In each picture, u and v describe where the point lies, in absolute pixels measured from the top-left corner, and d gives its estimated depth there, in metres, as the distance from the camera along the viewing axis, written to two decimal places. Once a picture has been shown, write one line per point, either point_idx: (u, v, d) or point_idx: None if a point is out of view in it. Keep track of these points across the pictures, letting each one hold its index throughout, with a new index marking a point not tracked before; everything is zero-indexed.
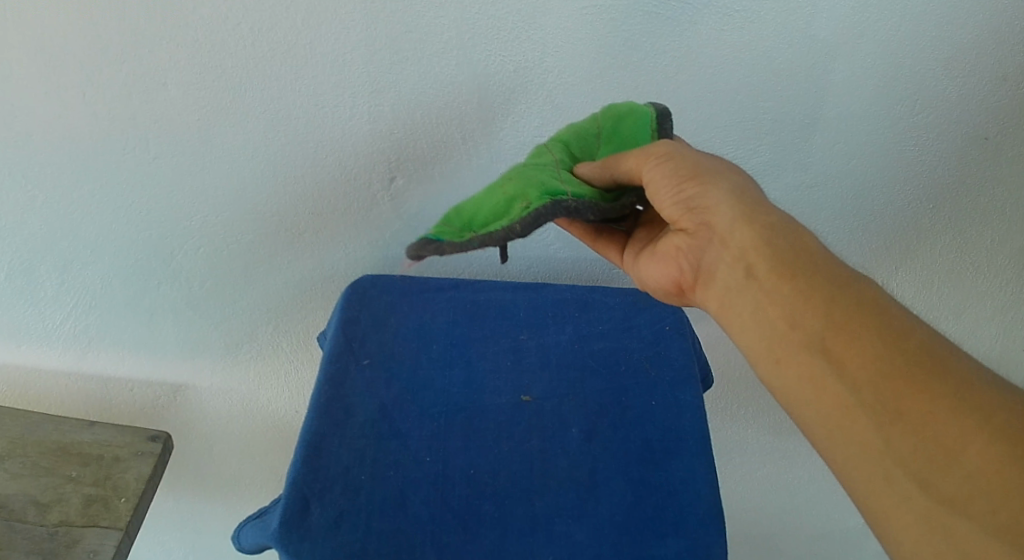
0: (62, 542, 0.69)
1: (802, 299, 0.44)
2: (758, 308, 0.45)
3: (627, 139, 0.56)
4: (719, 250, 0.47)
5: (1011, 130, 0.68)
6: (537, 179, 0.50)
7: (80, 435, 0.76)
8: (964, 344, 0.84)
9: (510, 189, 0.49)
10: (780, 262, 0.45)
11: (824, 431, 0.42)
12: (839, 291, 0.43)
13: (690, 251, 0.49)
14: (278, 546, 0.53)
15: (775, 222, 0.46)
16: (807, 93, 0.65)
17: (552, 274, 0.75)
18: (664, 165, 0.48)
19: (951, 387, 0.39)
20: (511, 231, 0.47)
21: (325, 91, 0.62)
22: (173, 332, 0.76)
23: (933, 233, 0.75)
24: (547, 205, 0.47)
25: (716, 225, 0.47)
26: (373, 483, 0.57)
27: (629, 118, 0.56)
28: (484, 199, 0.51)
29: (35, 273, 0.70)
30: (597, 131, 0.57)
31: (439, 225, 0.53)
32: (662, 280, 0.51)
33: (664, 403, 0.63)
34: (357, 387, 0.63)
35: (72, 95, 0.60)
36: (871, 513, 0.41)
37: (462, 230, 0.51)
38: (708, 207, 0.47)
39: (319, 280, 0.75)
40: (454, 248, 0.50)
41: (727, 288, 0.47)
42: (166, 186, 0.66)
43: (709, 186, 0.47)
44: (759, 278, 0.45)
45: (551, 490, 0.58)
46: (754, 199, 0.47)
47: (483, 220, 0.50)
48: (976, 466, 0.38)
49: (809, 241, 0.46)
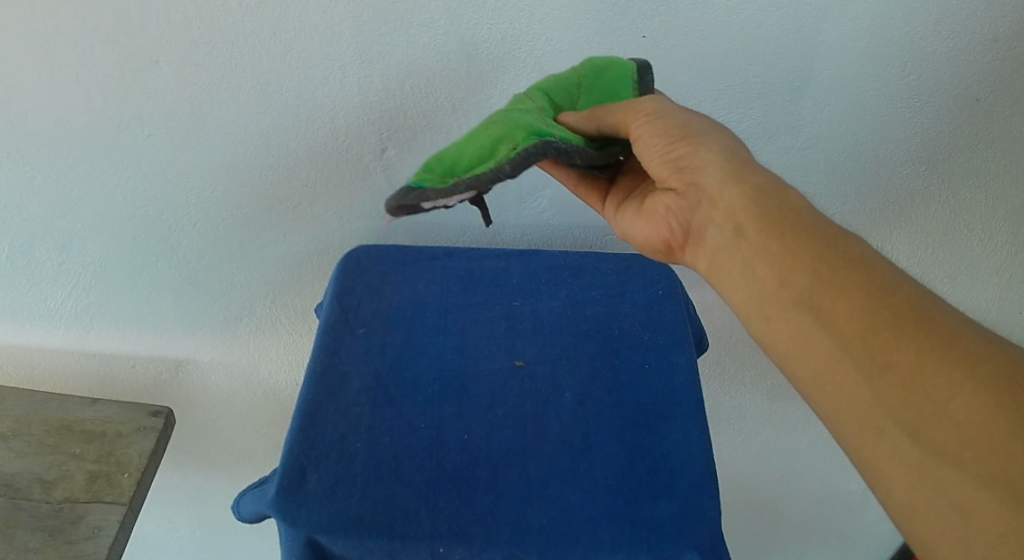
0: (67, 518, 0.70)
1: (790, 257, 0.45)
2: (749, 264, 0.46)
3: (608, 90, 0.56)
4: (709, 210, 0.47)
5: (1004, 91, 0.67)
6: (523, 123, 0.49)
7: (84, 413, 0.77)
8: (960, 308, 0.83)
9: (496, 134, 0.49)
10: (769, 222, 0.46)
11: (817, 385, 0.43)
12: (827, 249, 0.45)
13: (679, 211, 0.49)
14: (277, 514, 0.54)
15: (763, 181, 0.47)
16: (796, 56, 0.65)
17: (545, 242, 0.76)
18: (653, 123, 0.48)
19: (935, 339, 0.41)
20: (499, 172, 0.46)
21: (315, 65, 0.63)
22: (173, 307, 0.77)
23: (927, 194, 0.75)
24: (535, 145, 0.47)
25: (704, 185, 0.47)
26: (369, 450, 0.57)
27: (610, 70, 0.56)
28: (466, 145, 0.49)
29: (34, 253, 0.72)
30: (579, 82, 0.56)
31: (421, 171, 0.49)
32: (649, 238, 0.51)
33: (657, 365, 0.63)
34: (353, 354, 0.63)
35: (65, 75, 0.61)
36: (862, 463, 0.42)
37: (446, 176, 0.48)
38: (698, 167, 0.47)
39: (315, 252, 0.75)
40: (439, 194, 0.46)
41: (716, 246, 0.47)
42: (159, 164, 0.67)
43: (700, 147, 0.48)
44: (748, 239, 0.46)
45: (545, 453, 0.58)
46: (742, 159, 0.48)
47: (468, 166, 0.48)
48: (963, 415, 0.39)
49: (796, 201, 0.46)
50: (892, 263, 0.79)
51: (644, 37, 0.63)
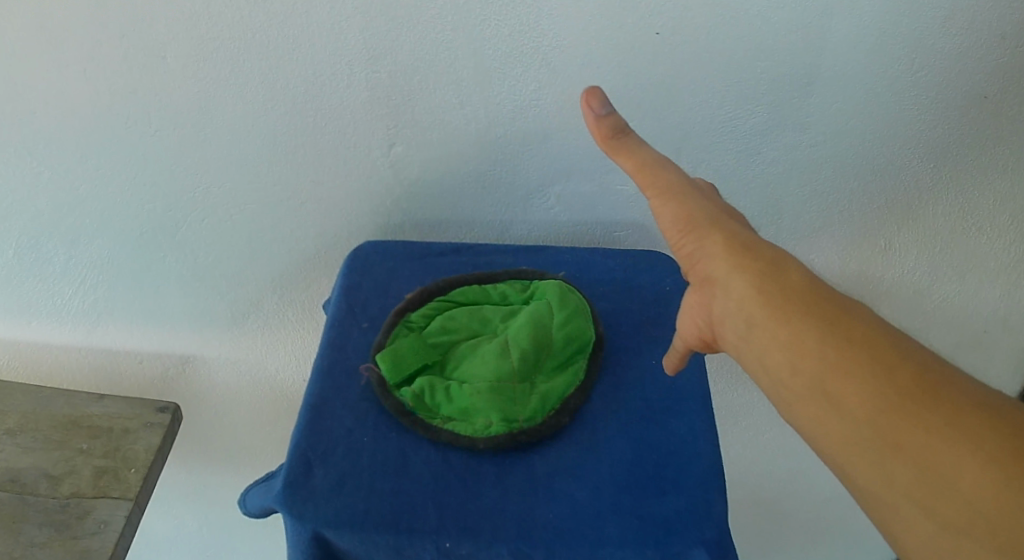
0: (73, 514, 0.70)
1: (796, 343, 0.46)
2: (763, 355, 0.47)
3: (566, 322, 0.63)
4: (722, 302, 0.50)
5: (1012, 88, 0.67)
6: (496, 403, 0.58)
7: (90, 408, 0.76)
8: (970, 306, 0.83)
9: (473, 415, 0.58)
10: (770, 309, 0.47)
11: (843, 472, 0.44)
12: (826, 326, 0.45)
13: (703, 308, 0.51)
14: (284, 508, 0.54)
15: (761, 264, 0.48)
16: (804, 53, 0.65)
17: (553, 238, 0.76)
18: (665, 201, 0.52)
19: (943, 412, 0.40)
20: (475, 442, 0.57)
21: (322, 60, 0.63)
22: (180, 303, 0.78)
23: (935, 192, 0.74)
24: (506, 430, 0.57)
25: (716, 277, 0.50)
26: (375, 445, 0.57)
27: (569, 305, 0.64)
28: (444, 392, 0.60)
29: (43, 249, 0.73)
30: (541, 313, 0.63)
31: (401, 356, 0.61)
32: (689, 331, 0.54)
33: (665, 361, 0.63)
34: (360, 349, 0.63)
35: (73, 71, 0.62)
36: (898, 541, 0.43)
37: (425, 396, 0.59)
38: (704, 260, 0.51)
39: (322, 248, 0.75)
40: (421, 410, 0.59)
41: (738, 338, 0.49)
42: (166, 160, 0.68)
43: (701, 239, 0.51)
44: (758, 327, 0.47)
45: (552, 449, 0.58)
46: (747, 244, 0.50)
47: (447, 412, 0.59)
48: (976, 490, 0.38)
49: (796, 279, 0.48)
50: (901, 261, 0.79)
51: (659, 35, 0.63)
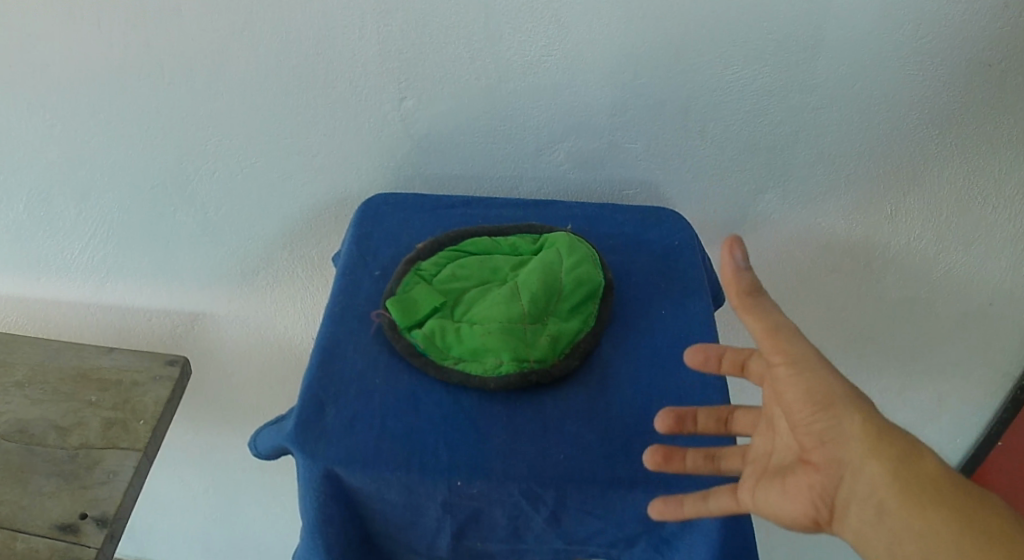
0: (81, 464, 0.71)
1: (937, 536, 0.40)
2: (896, 546, 0.42)
3: (577, 267, 0.63)
4: (852, 485, 0.43)
5: (1017, 56, 0.68)
6: (507, 343, 0.58)
7: (100, 361, 0.77)
8: (974, 276, 0.84)
9: (484, 354, 0.58)
10: (914, 498, 0.41)
11: None
12: (972, 518, 0.40)
13: (826, 487, 0.45)
14: (295, 447, 0.54)
15: (906, 450, 0.43)
16: (812, 15, 0.65)
17: (561, 195, 0.77)
18: (798, 375, 0.44)
19: None
20: (486, 381, 0.57)
21: (336, 14, 0.63)
22: (190, 258, 0.78)
23: (938, 160, 0.75)
24: (517, 370, 0.57)
25: (850, 460, 0.43)
26: (387, 386, 0.58)
27: (579, 251, 0.64)
28: (455, 333, 0.60)
29: (55, 204, 0.74)
30: (551, 259, 0.63)
31: (414, 298, 0.61)
32: (786, 514, 0.46)
33: (674, 312, 0.64)
34: (371, 295, 0.64)
35: (88, 22, 0.63)
36: None
37: (436, 338, 0.59)
38: (838, 442, 0.44)
39: (333, 203, 0.75)
40: (432, 351, 0.59)
41: (864, 522, 0.43)
42: (180, 114, 0.68)
43: (840, 417, 0.43)
44: (896, 515, 0.42)
45: (563, 393, 0.58)
46: (884, 425, 0.43)
47: (457, 353, 0.59)
48: None
49: (940, 469, 0.42)
50: (904, 229, 0.80)
51: None
